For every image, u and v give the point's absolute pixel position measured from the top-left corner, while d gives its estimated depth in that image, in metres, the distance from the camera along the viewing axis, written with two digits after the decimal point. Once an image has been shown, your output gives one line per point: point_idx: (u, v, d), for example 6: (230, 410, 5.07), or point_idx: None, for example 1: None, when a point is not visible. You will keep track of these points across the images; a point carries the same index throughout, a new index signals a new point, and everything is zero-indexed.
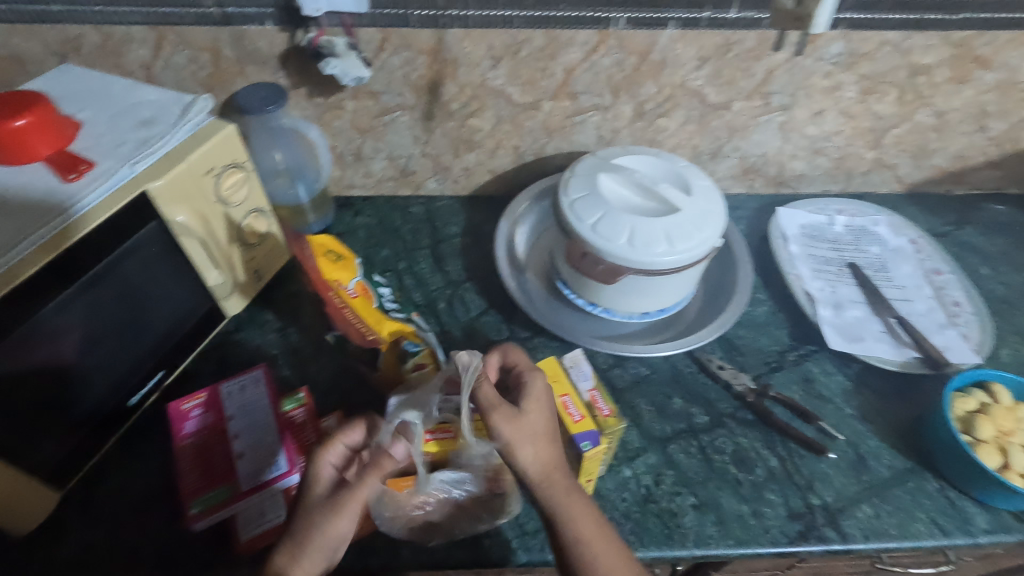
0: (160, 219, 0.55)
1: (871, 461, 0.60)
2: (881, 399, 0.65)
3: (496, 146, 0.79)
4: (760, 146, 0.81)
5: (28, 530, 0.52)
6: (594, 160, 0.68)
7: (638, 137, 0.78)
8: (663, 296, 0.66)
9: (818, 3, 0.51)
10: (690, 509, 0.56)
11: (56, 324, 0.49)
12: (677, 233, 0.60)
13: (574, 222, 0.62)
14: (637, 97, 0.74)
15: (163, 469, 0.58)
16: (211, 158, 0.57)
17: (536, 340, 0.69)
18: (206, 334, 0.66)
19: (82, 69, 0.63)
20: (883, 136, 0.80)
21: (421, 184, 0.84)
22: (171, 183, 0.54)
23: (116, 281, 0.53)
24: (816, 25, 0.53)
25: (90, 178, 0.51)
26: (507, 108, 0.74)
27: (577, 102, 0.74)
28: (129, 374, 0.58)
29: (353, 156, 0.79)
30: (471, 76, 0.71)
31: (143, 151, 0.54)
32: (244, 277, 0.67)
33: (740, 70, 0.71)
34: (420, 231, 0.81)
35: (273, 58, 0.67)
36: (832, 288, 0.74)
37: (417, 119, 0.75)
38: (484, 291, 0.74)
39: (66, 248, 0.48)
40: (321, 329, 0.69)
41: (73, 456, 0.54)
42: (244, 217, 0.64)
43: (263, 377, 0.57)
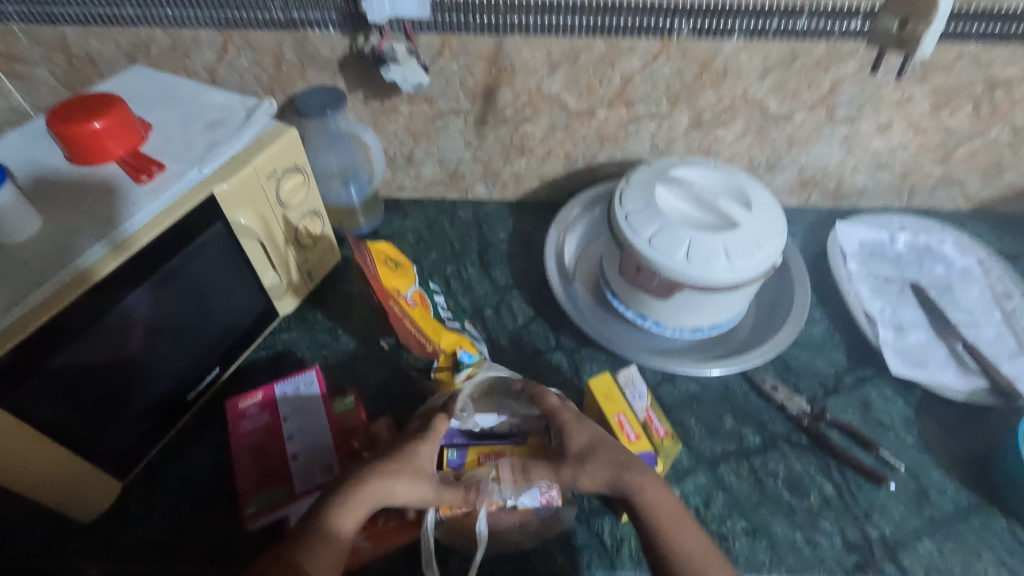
0: (224, 221, 0.56)
1: (934, 494, 0.58)
2: (944, 428, 0.62)
3: (548, 152, 0.78)
4: (821, 159, 0.78)
5: (92, 518, 0.54)
6: (650, 171, 0.66)
7: (694, 147, 0.77)
8: (717, 312, 0.65)
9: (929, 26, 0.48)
10: (741, 534, 0.55)
11: (125, 321, 0.51)
12: (737, 250, 0.58)
13: (630, 235, 0.61)
14: (696, 107, 0.72)
15: (218, 463, 0.59)
16: (273, 162, 0.58)
17: (584, 351, 0.69)
18: (260, 333, 0.67)
19: (152, 71, 0.65)
20: (954, 151, 0.77)
21: (470, 188, 0.84)
22: (236, 186, 0.55)
23: (180, 280, 0.55)
24: (922, 51, 0.50)
25: (160, 181, 0.53)
26: (562, 115, 0.74)
27: (633, 110, 0.73)
28: (188, 370, 0.60)
29: (404, 159, 0.80)
30: (527, 83, 0.70)
31: (210, 155, 0.55)
32: (298, 278, 0.68)
33: (806, 81, 0.69)
34: (469, 235, 0.81)
35: (333, 62, 0.68)
36: (894, 309, 0.72)
37: (471, 124, 0.75)
38: (531, 299, 0.74)
39: (135, 251, 0.49)
40: (370, 331, 0.70)
41: (135, 449, 0.56)
42: (300, 220, 0.65)
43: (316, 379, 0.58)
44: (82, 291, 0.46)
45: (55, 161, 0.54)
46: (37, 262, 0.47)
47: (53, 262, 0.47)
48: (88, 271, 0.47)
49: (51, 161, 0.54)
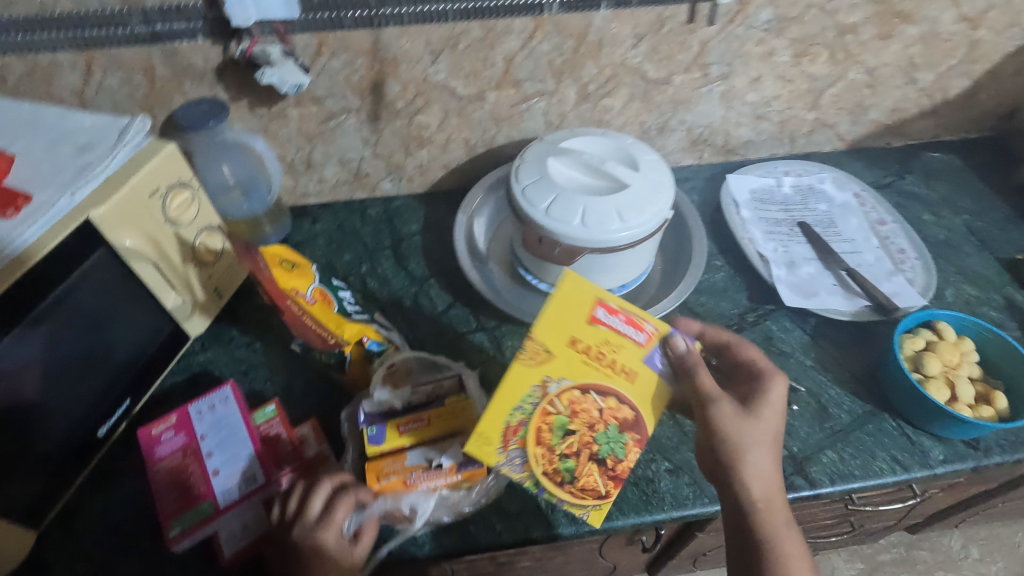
0: (108, 246, 0.54)
1: (832, 408, 0.63)
2: (837, 348, 0.68)
3: (447, 140, 0.79)
4: (705, 117, 0.83)
5: (8, 570, 0.51)
6: (542, 146, 0.69)
7: (586, 118, 0.79)
8: (623, 271, 0.68)
9: None
10: (666, 474, 0.58)
11: (10, 363, 0.49)
12: (628, 209, 0.61)
13: (528, 208, 0.63)
14: (580, 79, 0.75)
15: (141, 495, 0.57)
16: (154, 180, 0.57)
17: (504, 328, 0.70)
18: (172, 357, 0.65)
19: (11, 101, 0.61)
20: (821, 96, 0.83)
21: (377, 185, 0.84)
22: (115, 208, 0.53)
23: (67, 315, 0.53)
24: None
25: (29, 212, 0.50)
26: (453, 101, 0.75)
27: (522, 89, 0.74)
28: (95, 404, 0.57)
29: (304, 164, 0.79)
30: (413, 72, 0.71)
31: (82, 179, 0.53)
32: (204, 296, 0.67)
33: (676, 45, 0.73)
34: (381, 232, 0.81)
35: (210, 72, 0.67)
36: (785, 248, 0.77)
37: (365, 120, 0.75)
38: (448, 286, 0.75)
39: (25, 274, 0.48)
40: (288, 339, 0.69)
41: (45, 492, 0.54)
42: (196, 236, 0.63)
43: (232, 395, 0.57)
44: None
45: None
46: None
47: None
48: None
49: None
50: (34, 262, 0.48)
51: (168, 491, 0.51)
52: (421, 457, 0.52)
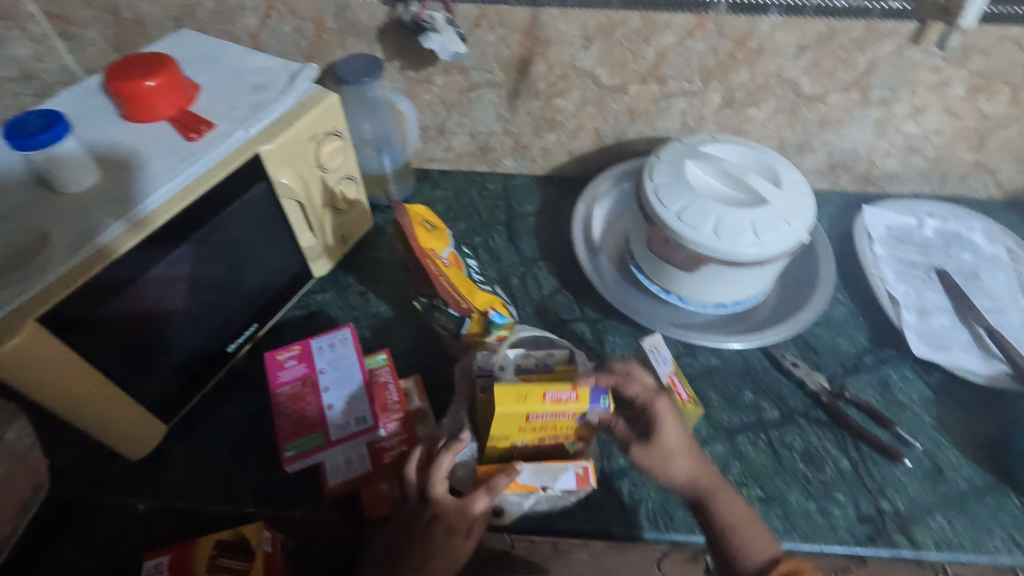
0: (268, 180, 0.58)
1: (949, 472, 0.59)
2: (964, 410, 0.63)
3: (578, 127, 0.79)
4: (852, 141, 0.78)
5: (140, 458, 0.57)
6: (680, 147, 0.67)
7: (724, 125, 0.77)
8: (742, 288, 0.66)
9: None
10: (756, 501, 0.57)
11: (168, 274, 0.53)
12: (764, 225, 0.59)
13: (658, 208, 0.62)
14: (729, 84, 0.72)
15: (254, 413, 0.62)
16: (315, 126, 0.60)
17: (606, 322, 0.70)
18: (295, 292, 0.69)
19: (199, 33, 0.67)
20: (989, 137, 0.76)
21: (499, 161, 0.85)
22: (281, 147, 0.57)
23: (219, 237, 0.57)
24: (966, 18, 0.62)
25: (209, 139, 0.55)
26: (594, 90, 0.74)
27: (666, 86, 0.73)
28: (228, 324, 0.62)
29: (436, 130, 0.81)
30: (561, 55, 0.71)
31: (256, 116, 0.57)
32: (332, 241, 0.71)
33: (841, 61, 0.69)
34: (497, 207, 0.83)
35: (372, 31, 0.69)
36: (918, 293, 0.72)
37: (504, 96, 0.76)
38: (556, 270, 0.76)
39: (152, 230, 0.49)
40: (399, 294, 0.72)
41: (179, 393, 0.59)
42: (337, 183, 0.67)
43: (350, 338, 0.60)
44: (102, 266, 0.47)
45: (108, 118, 0.57)
46: (66, 234, 0.48)
47: (78, 233, 0.48)
48: (108, 248, 0.47)
49: (104, 118, 0.57)
50: (150, 231, 0.49)
51: (291, 416, 0.55)
52: (534, 480, 0.51)
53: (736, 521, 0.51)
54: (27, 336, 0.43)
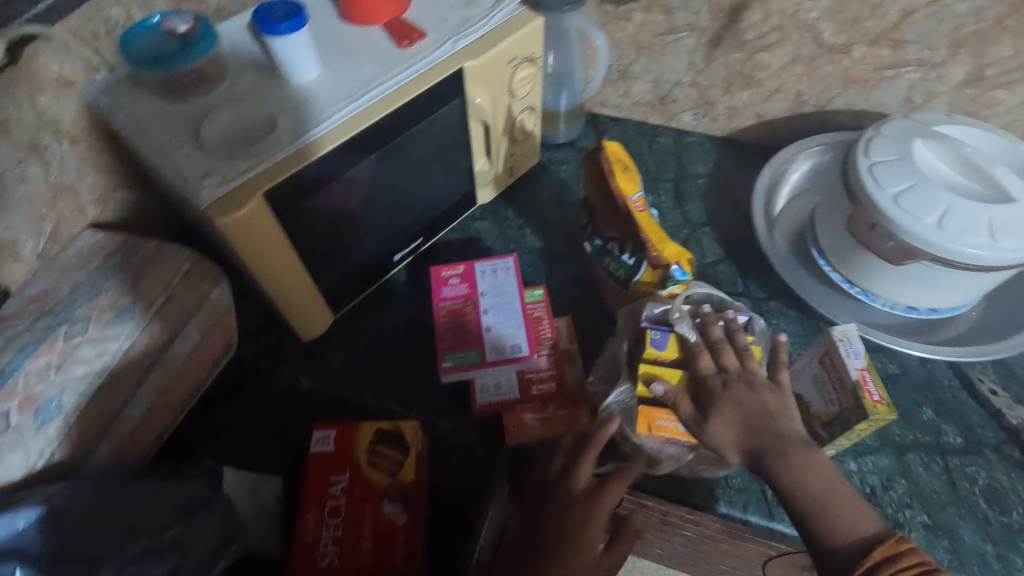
0: (462, 99, 0.58)
1: None
2: None
3: (777, 88, 0.72)
4: None
5: (312, 336, 0.62)
6: (907, 123, 0.59)
7: (959, 107, 0.66)
8: (947, 294, 0.58)
9: None
10: (920, 527, 0.51)
11: (361, 176, 0.55)
12: (1004, 226, 0.51)
13: (872, 188, 0.55)
14: (981, 59, 0.61)
15: (409, 323, 0.65)
16: (515, 48, 0.59)
17: (772, 303, 0.65)
18: (458, 215, 0.70)
19: None
20: None
21: (676, 115, 0.80)
22: (482, 66, 0.57)
23: (412, 148, 0.58)
24: None
25: (418, 48, 0.56)
26: (810, 47, 0.67)
27: (899, 52, 0.64)
28: (398, 234, 0.65)
29: (619, 73, 0.77)
30: (784, 4, 0.64)
31: (464, 31, 0.57)
32: (502, 171, 0.70)
33: None
34: (666, 163, 0.79)
35: None
36: None
37: (703, 44, 0.70)
38: (724, 240, 0.71)
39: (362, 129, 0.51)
40: (556, 235, 0.71)
41: (347, 289, 0.63)
42: (519, 112, 0.66)
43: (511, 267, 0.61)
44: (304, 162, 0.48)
45: (327, 18, 0.59)
46: (284, 124, 0.50)
47: (298, 123, 0.51)
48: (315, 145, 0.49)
49: (324, 17, 0.59)
50: (356, 131, 0.50)
51: (450, 327, 0.57)
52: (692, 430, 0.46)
53: (829, 498, 0.41)
54: (251, 209, 0.46)
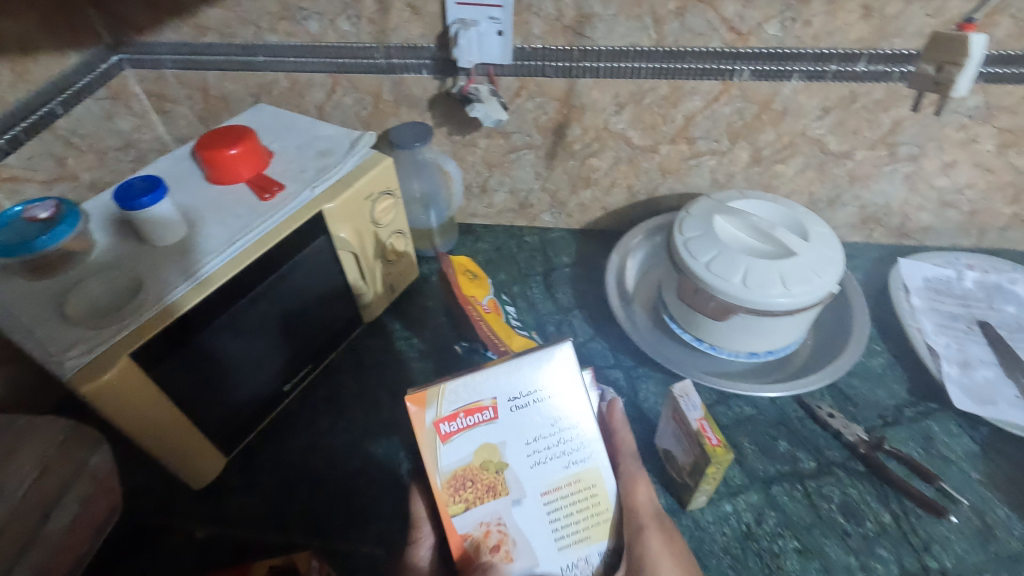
0: (328, 235, 0.65)
1: (999, 531, 0.56)
2: (1015, 469, 0.61)
3: (612, 184, 0.84)
4: (883, 196, 0.79)
5: (203, 485, 0.62)
6: (709, 202, 0.71)
7: (754, 181, 0.80)
8: (774, 338, 0.67)
9: (961, 70, 0.57)
10: (793, 553, 0.56)
11: (242, 318, 0.59)
12: (794, 276, 0.61)
13: (688, 259, 0.64)
14: (756, 143, 0.76)
15: (309, 447, 0.66)
16: (371, 186, 0.67)
17: (640, 370, 0.72)
18: (347, 336, 0.75)
19: (274, 108, 0.75)
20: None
21: (537, 216, 0.90)
22: (341, 206, 0.64)
23: (287, 287, 0.63)
24: (958, 89, 0.58)
25: (279, 198, 0.62)
26: (626, 150, 0.79)
27: (695, 146, 0.77)
28: (287, 364, 0.67)
29: (479, 188, 0.87)
30: (596, 120, 0.76)
31: (320, 178, 0.64)
32: (382, 290, 0.76)
33: (866, 121, 0.71)
34: (535, 259, 0.87)
35: (424, 101, 0.77)
36: (959, 345, 0.70)
37: (542, 157, 0.82)
38: (593, 319, 0.79)
39: (225, 280, 0.56)
40: (442, 340, 0.76)
41: (240, 429, 0.64)
42: (388, 237, 0.73)
43: (533, 461, 0.44)
44: (172, 318, 0.52)
45: (195, 181, 0.65)
46: (153, 283, 0.54)
47: (166, 283, 0.54)
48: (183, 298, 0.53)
49: (193, 181, 0.65)
50: (222, 282, 0.55)
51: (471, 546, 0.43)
52: None
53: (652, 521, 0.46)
54: (121, 368, 0.49)
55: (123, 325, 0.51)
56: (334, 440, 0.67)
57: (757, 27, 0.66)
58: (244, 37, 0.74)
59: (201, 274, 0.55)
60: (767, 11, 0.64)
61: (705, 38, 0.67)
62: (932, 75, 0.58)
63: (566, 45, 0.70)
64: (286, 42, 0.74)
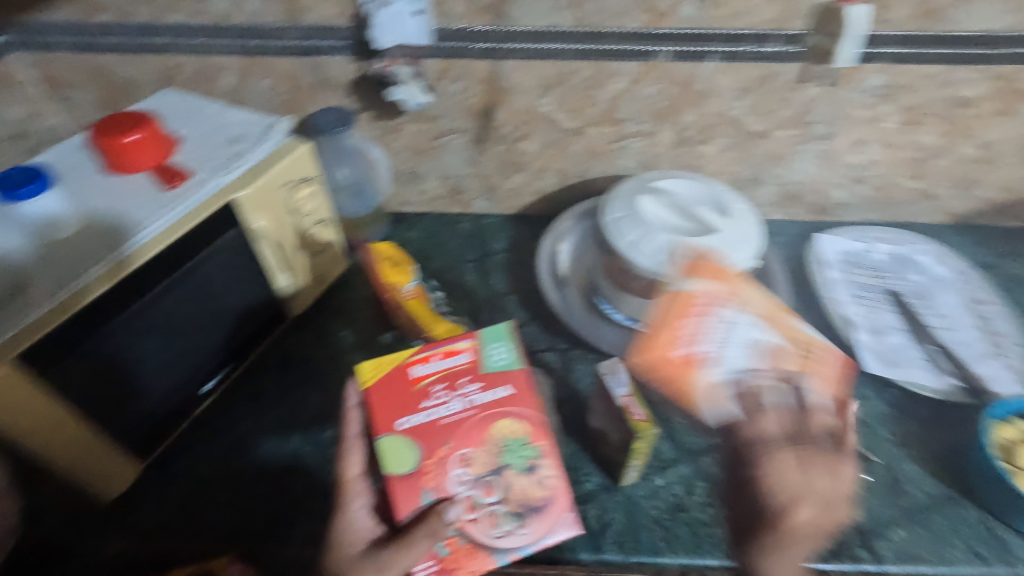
0: (243, 226, 0.61)
1: (907, 485, 0.60)
2: (921, 426, 0.65)
3: (543, 167, 0.83)
4: (800, 174, 0.82)
5: (113, 496, 0.58)
6: (635, 183, 0.71)
7: (680, 162, 0.82)
8: None
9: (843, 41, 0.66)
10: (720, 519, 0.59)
11: (149, 317, 0.55)
12: (715, 253, 0.62)
13: (614, 240, 0.65)
14: (680, 124, 0.77)
15: (233, 449, 0.64)
16: (288, 173, 0.64)
17: (574, 352, 0.73)
18: (272, 331, 0.71)
19: (181, 93, 0.71)
20: (927, 167, 0.80)
21: (471, 203, 0.89)
22: (254, 194, 0.61)
23: (199, 282, 0.59)
24: (840, 59, 0.67)
25: (185, 187, 0.58)
26: (554, 133, 0.79)
27: (621, 127, 0.78)
28: (206, 363, 0.64)
29: (409, 175, 0.85)
30: (522, 103, 0.76)
31: (231, 166, 0.61)
32: (308, 282, 0.73)
33: (781, 101, 0.74)
34: (469, 246, 0.86)
35: (344, 85, 0.74)
36: (871, 314, 0.74)
37: (471, 142, 0.80)
38: (528, 303, 0.79)
39: (126, 275, 0.52)
40: (374, 332, 0.74)
41: (153, 435, 0.60)
42: (311, 227, 0.70)
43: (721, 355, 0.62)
44: (64, 318, 0.48)
45: (90, 172, 0.60)
46: (42, 281, 0.50)
47: (54, 284, 0.50)
48: (77, 297, 0.49)
49: (87, 172, 0.60)
50: (122, 277, 0.52)
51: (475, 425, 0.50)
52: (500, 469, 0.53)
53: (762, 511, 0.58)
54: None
55: (7, 328, 0.46)
56: (261, 440, 0.64)
57: (674, 8, 0.66)
58: (144, 16, 0.69)
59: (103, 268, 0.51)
60: None
61: (623, 19, 0.68)
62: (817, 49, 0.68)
63: (486, 26, 0.69)
64: (190, 23, 0.70)
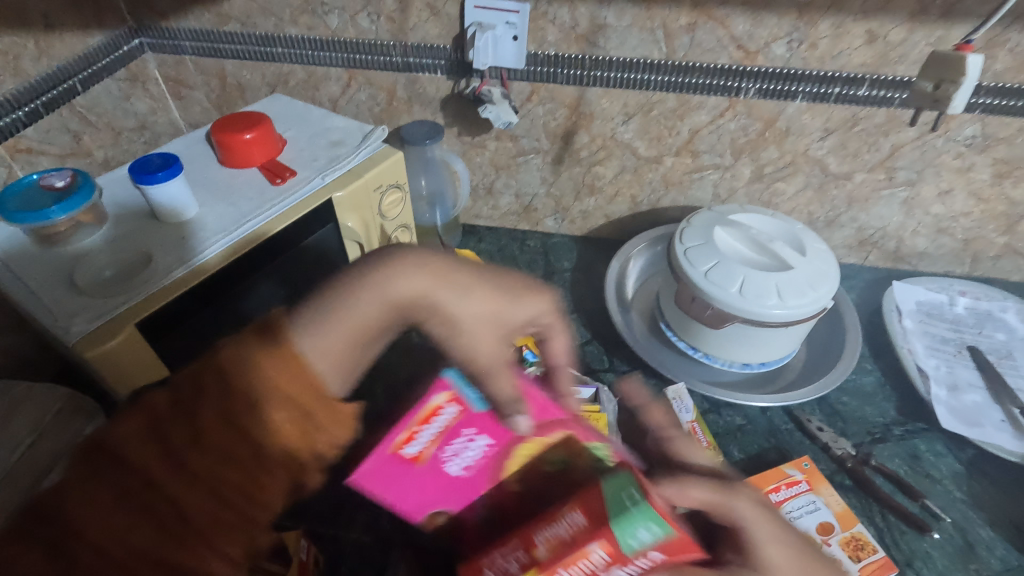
0: (336, 223, 0.66)
1: (980, 550, 0.57)
2: (1002, 491, 0.62)
3: (616, 193, 0.85)
4: (881, 219, 0.81)
5: None
6: (710, 214, 0.72)
7: (755, 198, 0.82)
8: (768, 350, 0.68)
9: (959, 87, 0.60)
10: None
11: (244, 299, 0.60)
12: (790, 289, 0.62)
13: (687, 267, 0.66)
14: (759, 160, 0.78)
15: None
16: (381, 178, 0.68)
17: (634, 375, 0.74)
18: None
19: (290, 98, 0.77)
20: (1018, 222, 0.77)
21: (540, 221, 0.92)
22: (350, 195, 0.65)
23: (291, 270, 0.64)
24: (954, 107, 0.62)
25: (290, 184, 0.63)
26: (632, 159, 0.81)
27: (699, 159, 0.79)
28: None
29: (485, 190, 0.89)
30: (603, 128, 0.78)
31: (332, 167, 0.66)
32: None
33: (866, 144, 0.73)
34: (536, 262, 0.88)
35: (436, 101, 0.79)
36: (949, 368, 0.71)
37: (548, 162, 0.83)
38: (591, 323, 0.80)
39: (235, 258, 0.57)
40: None
41: None
42: (393, 230, 0.73)
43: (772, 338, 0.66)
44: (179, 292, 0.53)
45: (208, 164, 0.66)
46: (164, 257, 0.55)
47: (178, 255, 0.55)
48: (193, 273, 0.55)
49: (206, 164, 0.66)
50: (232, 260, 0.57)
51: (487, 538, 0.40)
52: None
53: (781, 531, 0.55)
54: (122, 339, 0.49)
55: (132, 295, 0.51)
56: None
57: (765, 47, 0.68)
58: (266, 27, 0.76)
59: (205, 255, 0.56)
60: (775, 31, 0.66)
61: (713, 54, 0.69)
62: (930, 92, 0.62)
63: (578, 54, 0.72)
64: (305, 35, 0.76)
